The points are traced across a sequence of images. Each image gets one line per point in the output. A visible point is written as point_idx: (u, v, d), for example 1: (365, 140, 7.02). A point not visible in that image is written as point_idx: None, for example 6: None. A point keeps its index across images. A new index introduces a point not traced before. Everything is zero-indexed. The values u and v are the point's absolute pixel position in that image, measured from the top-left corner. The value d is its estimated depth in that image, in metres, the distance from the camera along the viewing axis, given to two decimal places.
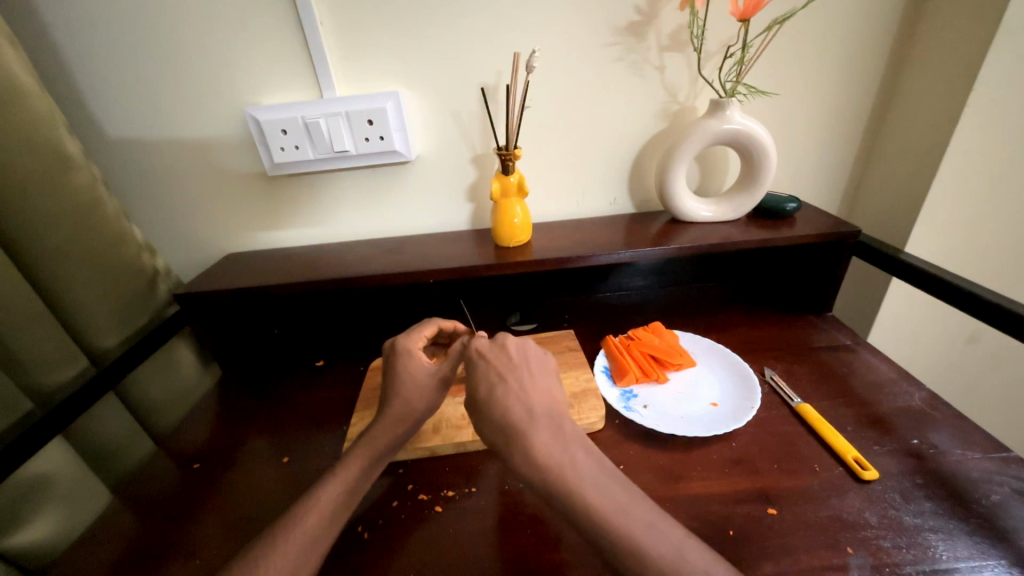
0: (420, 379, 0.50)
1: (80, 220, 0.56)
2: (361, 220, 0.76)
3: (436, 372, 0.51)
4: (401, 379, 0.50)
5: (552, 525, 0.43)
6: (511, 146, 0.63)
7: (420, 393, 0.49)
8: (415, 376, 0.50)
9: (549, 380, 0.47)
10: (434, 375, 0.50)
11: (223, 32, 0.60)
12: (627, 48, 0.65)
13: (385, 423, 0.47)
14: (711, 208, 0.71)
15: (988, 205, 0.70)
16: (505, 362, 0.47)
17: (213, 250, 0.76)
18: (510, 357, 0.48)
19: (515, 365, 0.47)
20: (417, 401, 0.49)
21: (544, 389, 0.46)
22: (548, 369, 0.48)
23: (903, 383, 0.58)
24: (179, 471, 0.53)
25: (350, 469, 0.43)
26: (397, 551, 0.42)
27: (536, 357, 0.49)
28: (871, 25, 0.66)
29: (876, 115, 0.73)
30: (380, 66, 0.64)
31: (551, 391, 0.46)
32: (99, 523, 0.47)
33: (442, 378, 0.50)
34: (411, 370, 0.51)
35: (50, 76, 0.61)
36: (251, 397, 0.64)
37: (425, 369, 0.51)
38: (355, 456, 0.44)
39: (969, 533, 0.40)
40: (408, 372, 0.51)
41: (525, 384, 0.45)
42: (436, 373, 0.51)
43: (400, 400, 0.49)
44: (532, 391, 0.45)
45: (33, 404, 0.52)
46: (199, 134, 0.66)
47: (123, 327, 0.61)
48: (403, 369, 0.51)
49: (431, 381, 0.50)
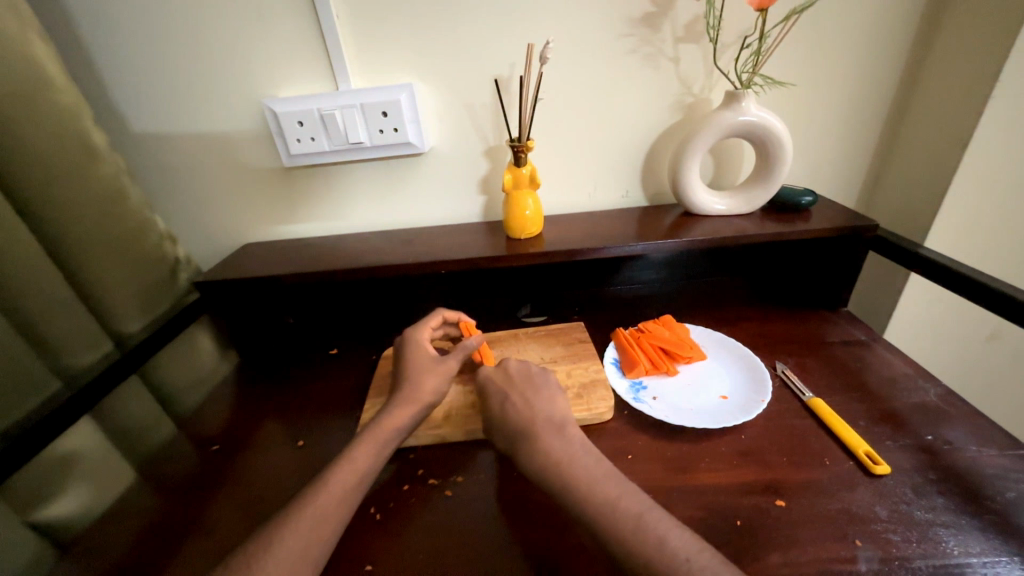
0: (427, 366, 0.53)
1: (106, 210, 0.58)
2: (375, 210, 0.77)
3: (443, 361, 0.54)
4: (412, 368, 0.53)
5: (559, 512, 0.44)
6: (524, 137, 0.63)
7: (429, 380, 0.52)
8: (424, 365, 0.53)
9: (550, 395, 0.49)
10: (441, 364, 0.53)
11: (242, 26, 0.61)
12: (641, 39, 0.65)
13: (400, 406, 0.49)
14: (725, 202, 0.70)
15: (1013, 199, 0.68)
16: (508, 379, 0.50)
17: (230, 239, 0.78)
18: (509, 375, 0.51)
19: (518, 383, 0.50)
20: (427, 387, 0.51)
21: (545, 399, 0.48)
22: (551, 384, 0.50)
23: (919, 379, 0.57)
24: (200, 453, 0.55)
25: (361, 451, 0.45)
26: (406, 533, 0.43)
27: (532, 373, 0.51)
28: (893, 15, 0.64)
29: (897, 107, 0.71)
30: (395, 58, 0.64)
31: (550, 401, 0.48)
32: (125, 499, 0.49)
33: (449, 369, 0.53)
34: (420, 360, 0.54)
35: (78, 70, 0.63)
36: (268, 383, 0.66)
37: (432, 359, 0.54)
38: (365, 440, 0.46)
39: (981, 529, 0.40)
40: (416, 361, 0.54)
41: (529, 398, 0.48)
42: (443, 363, 0.53)
43: (410, 385, 0.51)
44: (536, 401, 0.47)
45: (62, 384, 0.55)
46: (218, 127, 0.68)
47: (147, 312, 0.64)
48: (411, 358, 0.54)
49: (438, 370, 0.53)
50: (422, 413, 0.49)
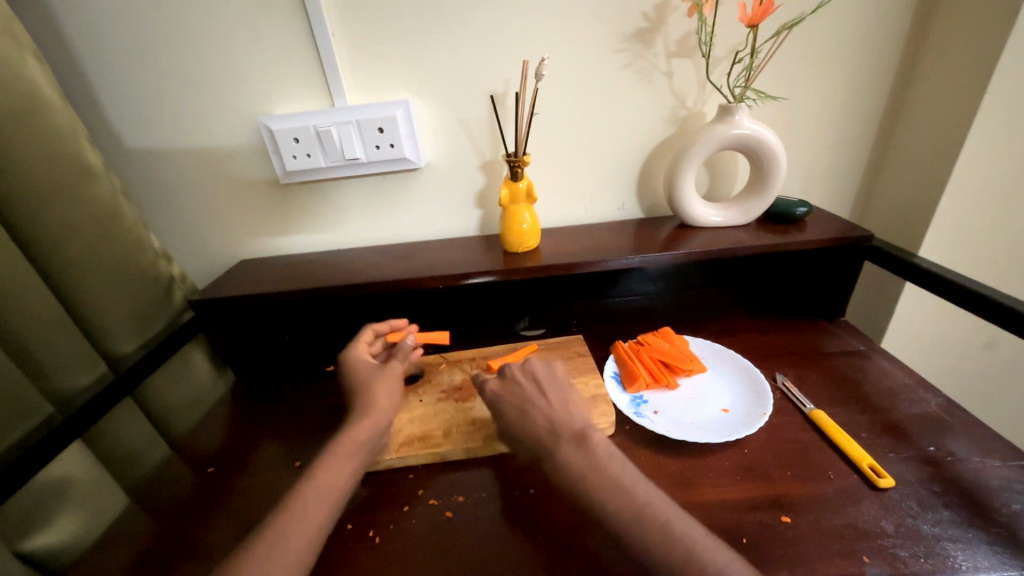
0: (372, 378, 0.52)
1: (100, 229, 0.58)
2: (371, 226, 0.76)
3: (387, 368, 0.53)
4: (360, 381, 0.52)
5: (562, 532, 0.43)
6: (520, 152, 0.64)
7: (382, 392, 0.51)
8: (370, 377, 0.53)
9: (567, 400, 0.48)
10: (386, 370, 0.53)
11: (238, 44, 0.62)
12: (634, 54, 0.66)
13: (360, 418, 0.48)
14: (720, 213, 0.71)
15: (1005, 207, 0.69)
16: (518, 392, 0.50)
17: (226, 257, 0.77)
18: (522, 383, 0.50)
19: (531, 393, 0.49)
20: (382, 399, 0.50)
21: (562, 408, 0.47)
22: (562, 387, 0.50)
23: (919, 389, 0.57)
24: (194, 476, 0.53)
25: (342, 467, 0.44)
26: (406, 556, 0.42)
27: (545, 373, 0.51)
28: (880, 29, 0.66)
29: (887, 120, 0.72)
30: (391, 76, 0.65)
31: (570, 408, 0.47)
32: (116, 526, 0.48)
33: (394, 373, 0.53)
34: (365, 373, 0.53)
35: (74, 89, 0.63)
36: (264, 402, 0.65)
37: (373, 369, 0.54)
38: (339, 460, 0.44)
39: (988, 543, 0.39)
40: (359, 375, 0.53)
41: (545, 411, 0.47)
42: (385, 369, 0.53)
43: (362, 398, 0.50)
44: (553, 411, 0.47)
45: (55, 408, 0.53)
46: (214, 144, 0.68)
47: (140, 332, 0.63)
48: (355, 373, 0.54)
49: (387, 378, 0.52)
50: (385, 422, 0.49)
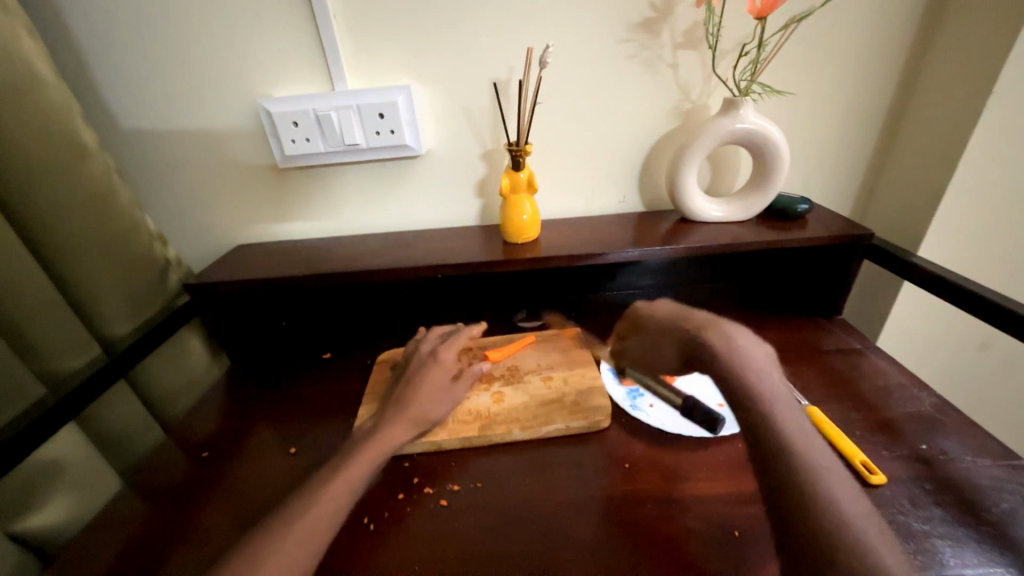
0: (431, 392, 0.52)
1: (93, 210, 0.57)
2: (368, 213, 0.76)
3: (451, 390, 0.53)
4: (415, 390, 0.52)
5: (556, 523, 0.43)
6: (522, 142, 0.63)
7: (433, 406, 0.51)
8: (428, 390, 0.52)
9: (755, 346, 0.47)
10: (449, 393, 0.53)
11: (236, 24, 0.60)
12: (640, 45, 0.65)
13: (393, 423, 0.48)
14: (723, 208, 0.70)
15: (1005, 209, 0.69)
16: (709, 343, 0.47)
17: (221, 241, 0.76)
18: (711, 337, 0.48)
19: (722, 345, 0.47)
20: (432, 410, 0.51)
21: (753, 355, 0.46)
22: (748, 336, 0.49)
23: (914, 388, 0.57)
24: (188, 460, 0.53)
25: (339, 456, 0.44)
26: (399, 544, 0.42)
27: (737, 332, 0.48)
28: (888, 26, 0.65)
29: (891, 118, 0.72)
30: (393, 60, 0.64)
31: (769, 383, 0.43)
32: (110, 510, 0.48)
33: (455, 398, 0.53)
34: (432, 383, 0.53)
35: (68, 66, 0.62)
36: (259, 388, 0.65)
37: (444, 385, 0.53)
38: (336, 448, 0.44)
39: (977, 540, 0.40)
40: (426, 386, 0.52)
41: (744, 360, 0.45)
42: (451, 392, 0.53)
43: (409, 402, 0.51)
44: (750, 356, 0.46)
45: (47, 389, 0.52)
46: (211, 125, 0.67)
47: (134, 315, 0.62)
48: (422, 379, 0.53)
49: (444, 398, 0.52)
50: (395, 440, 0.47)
